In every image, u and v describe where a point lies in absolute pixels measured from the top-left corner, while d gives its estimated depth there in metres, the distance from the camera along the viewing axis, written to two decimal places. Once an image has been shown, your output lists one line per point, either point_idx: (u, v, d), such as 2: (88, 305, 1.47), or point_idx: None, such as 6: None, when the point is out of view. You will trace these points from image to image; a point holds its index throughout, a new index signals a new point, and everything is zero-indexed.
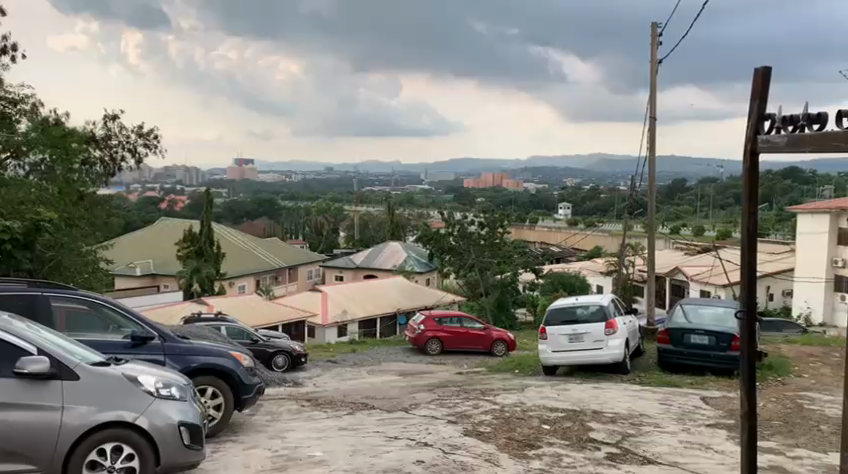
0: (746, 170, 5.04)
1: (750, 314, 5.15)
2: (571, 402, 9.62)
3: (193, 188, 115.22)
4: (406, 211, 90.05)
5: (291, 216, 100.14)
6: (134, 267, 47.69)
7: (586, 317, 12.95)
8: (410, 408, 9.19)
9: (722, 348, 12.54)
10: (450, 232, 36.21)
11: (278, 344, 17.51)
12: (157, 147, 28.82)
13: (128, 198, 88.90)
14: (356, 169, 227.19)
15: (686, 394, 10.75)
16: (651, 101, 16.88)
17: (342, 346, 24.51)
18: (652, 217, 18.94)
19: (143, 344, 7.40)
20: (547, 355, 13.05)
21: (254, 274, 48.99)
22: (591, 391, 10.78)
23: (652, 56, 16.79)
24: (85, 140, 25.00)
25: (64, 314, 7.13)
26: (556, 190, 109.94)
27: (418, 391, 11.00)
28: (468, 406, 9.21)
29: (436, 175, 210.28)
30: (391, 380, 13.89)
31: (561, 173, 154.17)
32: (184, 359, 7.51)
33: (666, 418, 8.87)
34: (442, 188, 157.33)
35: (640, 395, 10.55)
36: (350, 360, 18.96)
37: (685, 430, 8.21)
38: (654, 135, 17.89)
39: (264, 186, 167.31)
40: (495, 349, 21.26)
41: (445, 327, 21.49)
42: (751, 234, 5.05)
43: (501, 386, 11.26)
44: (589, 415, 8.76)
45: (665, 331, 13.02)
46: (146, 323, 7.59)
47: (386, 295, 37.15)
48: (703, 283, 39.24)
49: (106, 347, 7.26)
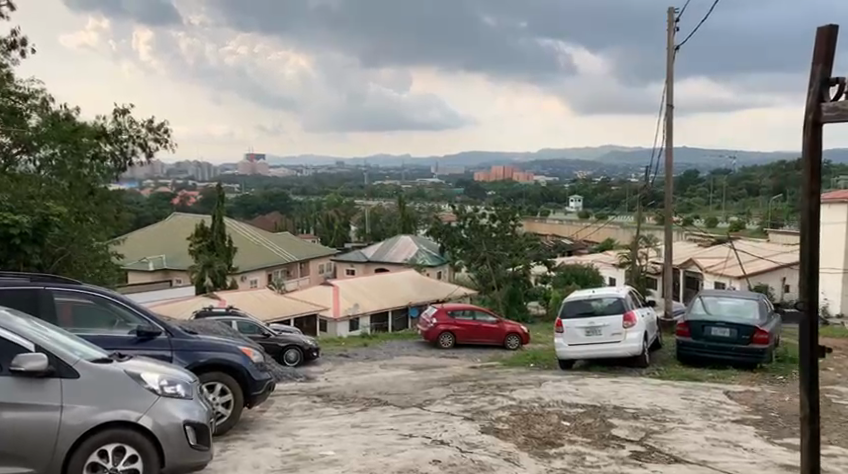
0: (806, 144, 4.47)
1: (808, 306, 4.52)
2: (589, 397, 9.33)
3: (205, 182, 115.63)
4: (417, 205, 90.01)
5: (302, 210, 100.29)
6: (147, 263, 47.69)
7: (603, 309, 12.65)
8: (424, 404, 8.91)
9: (743, 341, 12.21)
10: (462, 224, 36.45)
11: (289, 338, 17.29)
12: (167, 140, 28.61)
13: (141, 195, 89.29)
14: (366, 164, 227.61)
15: (708, 388, 10.43)
16: (668, 89, 16.50)
17: (354, 339, 24.34)
18: (669, 208, 18.37)
19: (149, 339, 7.17)
20: (563, 349, 12.73)
21: (265, 267, 48.91)
22: (610, 385, 10.46)
23: (669, 42, 16.38)
24: (96, 134, 24.85)
25: (68, 309, 6.95)
26: (567, 183, 109.35)
27: (432, 386, 10.73)
28: (485, 401, 8.95)
29: (447, 169, 210.31)
30: (403, 375, 13.64)
31: (574, 166, 153.59)
32: (192, 355, 7.29)
33: (689, 413, 8.56)
34: (452, 181, 156.94)
35: (660, 389, 10.25)
36: (362, 354, 18.71)
37: (711, 426, 7.89)
38: (672, 123, 17.46)
39: (274, 181, 167.46)
40: (508, 342, 21.07)
41: (458, 320, 21.18)
42: (810, 214, 4.45)
43: (517, 381, 10.96)
44: (610, 411, 8.48)
45: (684, 324, 12.70)
46: (152, 317, 7.36)
47: (399, 289, 37.01)
48: (718, 275, 38.90)
49: (111, 342, 7.02)
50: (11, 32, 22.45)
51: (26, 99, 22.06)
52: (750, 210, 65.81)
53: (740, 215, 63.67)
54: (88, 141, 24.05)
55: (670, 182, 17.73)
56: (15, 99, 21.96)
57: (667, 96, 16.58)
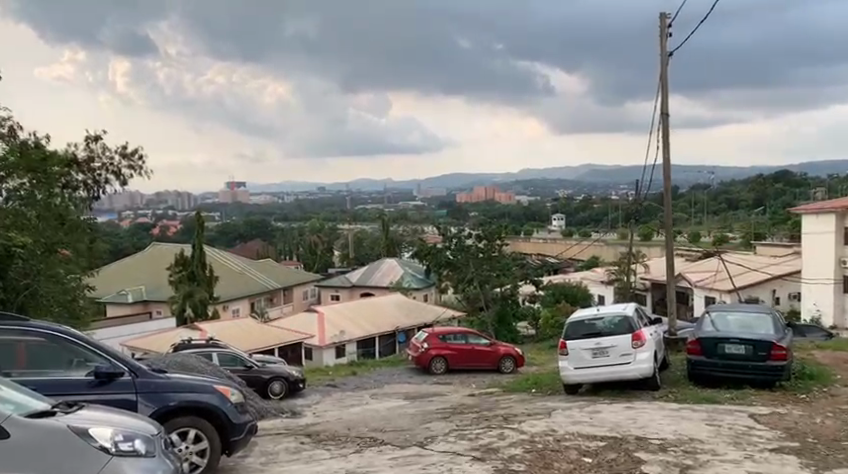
0: None
1: None
2: (607, 427, 8.42)
3: (186, 212, 114.35)
4: (400, 227, 89.48)
5: (284, 236, 99.24)
6: (126, 295, 46.35)
7: (609, 330, 11.81)
8: (426, 442, 7.99)
9: (761, 358, 11.39)
10: (447, 246, 35.43)
11: (273, 369, 16.25)
12: (142, 167, 27.64)
13: (120, 226, 87.92)
14: (348, 188, 227.39)
15: (731, 411, 9.53)
16: (664, 95, 15.82)
17: (341, 368, 23.23)
18: (668, 221, 17.61)
19: (111, 381, 6.21)
20: (569, 373, 11.86)
21: (248, 295, 47.70)
22: (625, 412, 9.56)
23: (663, 47, 15.73)
24: (66, 163, 23.91)
25: (22, 350, 6.11)
26: (548, 203, 109.37)
27: (431, 419, 9.77)
28: (492, 437, 8.05)
29: (429, 192, 210.45)
30: (396, 406, 12.68)
31: (554, 187, 154.25)
32: (161, 398, 6.36)
33: (720, 443, 7.67)
34: (435, 203, 156.64)
35: (680, 413, 9.37)
36: (351, 383, 17.71)
37: (750, 458, 7.01)
38: (669, 132, 16.71)
39: (256, 208, 166.20)
40: (503, 366, 20.16)
41: (450, 345, 20.28)
42: None
43: (524, 410, 10.04)
44: (634, 443, 7.61)
45: (696, 342, 11.84)
46: (114, 355, 6.42)
47: (385, 313, 36.03)
48: (708, 290, 38.25)
49: (65, 388, 6.08)
50: None
51: None
52: (731, 222, 65.91)
53: (722, 228, 63.64)
54: (58, 170, 23.04)
55: (670, 193, 17.03)
56: None
57: (664, 103, 15.93)
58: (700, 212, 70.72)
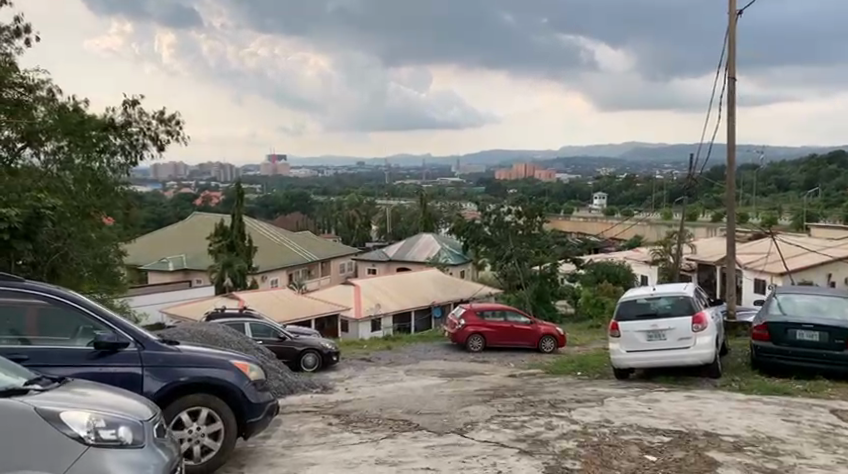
0: None
1: None
2: (670, 420, 7.48)
3: (227, 184, 115.10)
4: (438, 203, 88.51)
5: (323, 210, 99.06)
6: (166, 263, 46.41)
7: (667, 311, 10.82)
8: (466, 429, 7.16)
9: (837, 347, 10.28)
10: (485, 222, 34.33)
11: (307, 341, 15.61)
12: (179, 132, 27.19)
13: (163, 197, 88.73)
14: (388, 163, 226.95)
15: (808, 405, 8.48)
16: (731, 58, 14.54)
17: (375, 342, 22.50)
18: (729, 196, 16.25)
19: (114, 353, 5.50)
20: (620, 356, 10.93)
21: (286, 267, 47.36)
22: (687, 402, 8.61)
23: (732, 6, 14.41)
24: (104, 126, 23.57)
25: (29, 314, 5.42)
26: (590, 181, 107.13)
27: (470, 402, 8.93)
28: (540, 426, 7.20)
29: (468, 167, 208.73)
30: (433, 384, 11.90)
31: (597, 165, 151.26)
32: (170, 374, 5.64)
33: (805, 444, 6.67)
34: (474, 180, 155.07)
35: (749, 406, 8.37)
36: (386, 358, 16.97)
37: (844, 463, 6.03)
38: (734, 98, 15.37)
39: (296, 182, 166.77)
40: (543, 345, 19.27)
41: (489, 322, 19.38)
42: None
43: (573, 396, 9.13)
44: (704, 440, 6.67)
45: (763, 327, 10.76)
46: (122, 323, 5.70)
47: (422, 288, 35.31)
48: (758, 273, 36.51)
49: (68, 359, 5.40)
50: (15, 20, 21.36)
51: (31, 89, 20.47)
52: (781, 204, 63.41)
53: (771, 209, 61.18)
54: (96, 134, 22.71)
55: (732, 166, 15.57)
56: (19, 91, 20.17)
57: (730, 68, 14.66)
58: (748, 192, 68.17)
